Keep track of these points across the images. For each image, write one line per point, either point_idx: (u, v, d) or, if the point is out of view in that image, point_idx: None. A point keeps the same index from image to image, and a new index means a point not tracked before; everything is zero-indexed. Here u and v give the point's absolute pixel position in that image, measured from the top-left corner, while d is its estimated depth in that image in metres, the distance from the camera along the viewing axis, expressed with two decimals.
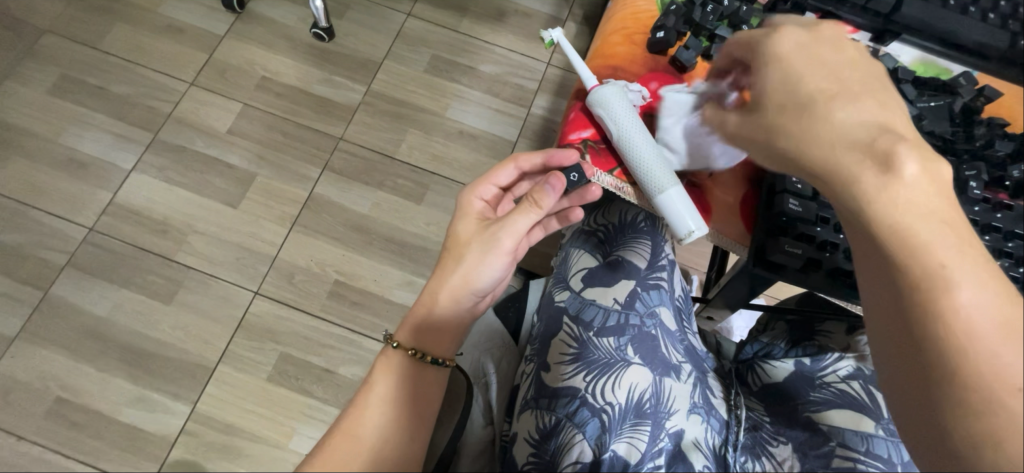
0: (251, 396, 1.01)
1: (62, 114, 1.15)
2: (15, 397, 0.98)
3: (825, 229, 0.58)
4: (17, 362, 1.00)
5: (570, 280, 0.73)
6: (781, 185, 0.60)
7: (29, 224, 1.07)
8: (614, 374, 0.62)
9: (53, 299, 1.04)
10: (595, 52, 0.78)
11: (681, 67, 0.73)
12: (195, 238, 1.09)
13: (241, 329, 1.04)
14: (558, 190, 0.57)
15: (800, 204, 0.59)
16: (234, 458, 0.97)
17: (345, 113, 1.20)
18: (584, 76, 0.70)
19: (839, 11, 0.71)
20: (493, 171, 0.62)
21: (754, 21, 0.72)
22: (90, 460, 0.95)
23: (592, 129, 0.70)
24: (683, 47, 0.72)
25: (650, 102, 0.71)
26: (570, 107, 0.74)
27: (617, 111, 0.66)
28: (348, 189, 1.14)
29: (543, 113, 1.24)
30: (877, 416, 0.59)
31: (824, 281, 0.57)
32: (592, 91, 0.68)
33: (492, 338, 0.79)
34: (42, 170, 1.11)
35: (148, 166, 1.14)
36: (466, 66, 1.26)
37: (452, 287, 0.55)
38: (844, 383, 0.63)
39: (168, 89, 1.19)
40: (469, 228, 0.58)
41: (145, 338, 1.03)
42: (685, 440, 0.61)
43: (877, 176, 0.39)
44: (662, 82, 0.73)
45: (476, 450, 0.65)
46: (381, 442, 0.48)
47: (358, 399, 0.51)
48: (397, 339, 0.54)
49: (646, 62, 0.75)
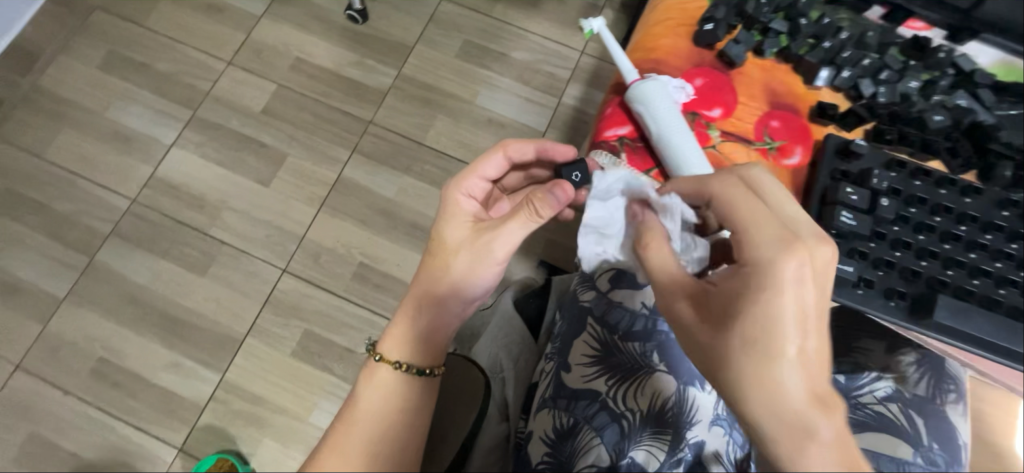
0: (276, 370, 1.05)
1: (109, 89, 1.20)
2: (62, 354, 1.05)
3: (880, 246, 0.57)
4: (65, 322, 1.06)
5: (597, 279, 0.71)
6: (833, 196, 0.58)
7: (78, 193, 1.14)
8: (638, 381, 0.62)
9: (98, 265, 1.10)
10: (635, 43, 0.73)
11: (729, 62, 0.69)
12: (228, 214, 1.13)
13: (268, 304, 1.08)
14: (563, 202, 0.55)
15: (854, 217, 0.57)
16: (259, 426, 1.02)
17: (376, 97, 1.21)
18: (625, 68, 0.68)
19: (911, 6, 0.66)
20: (481, 164, 0.60)
21: (813, 15, 0.68)
22: (128, 418, 1.02)
23: (630, 126, 0.69)
24: (734, 41, 0.68)
25: (694, 100, 0.67)
26: (606, 102, 0.72)
27: (659, 110, 0.64)
28: (376, 172, 1.16)
29: (574, 103, 1.21)
30: (914, 442, 0.58)
31: (880, 301, 0.55)
32: (633, 86, 0.66)
33: (512, 334, 0.84)
34: (91, 142, 1.17)
35: (187, 142, 1.18)
36: (498, 52, 1.24)
37: (437, 297, 0.57)
38: (881, 405, 0.61)
39: (207, 67, 1.22)
40: (458, 233, 0.57)
41: (180, 307, 1.08)
42: (707, 452, 0.58)
43: (799, 412, 0.43)
44: (709, 78, 0.68)
45: (490, 444, 0.67)
46: (369, 454, 0.51)
47: (347, 414, 0.54)
48: (380, 352, 0.56)
49: (692, 55, 0.70)
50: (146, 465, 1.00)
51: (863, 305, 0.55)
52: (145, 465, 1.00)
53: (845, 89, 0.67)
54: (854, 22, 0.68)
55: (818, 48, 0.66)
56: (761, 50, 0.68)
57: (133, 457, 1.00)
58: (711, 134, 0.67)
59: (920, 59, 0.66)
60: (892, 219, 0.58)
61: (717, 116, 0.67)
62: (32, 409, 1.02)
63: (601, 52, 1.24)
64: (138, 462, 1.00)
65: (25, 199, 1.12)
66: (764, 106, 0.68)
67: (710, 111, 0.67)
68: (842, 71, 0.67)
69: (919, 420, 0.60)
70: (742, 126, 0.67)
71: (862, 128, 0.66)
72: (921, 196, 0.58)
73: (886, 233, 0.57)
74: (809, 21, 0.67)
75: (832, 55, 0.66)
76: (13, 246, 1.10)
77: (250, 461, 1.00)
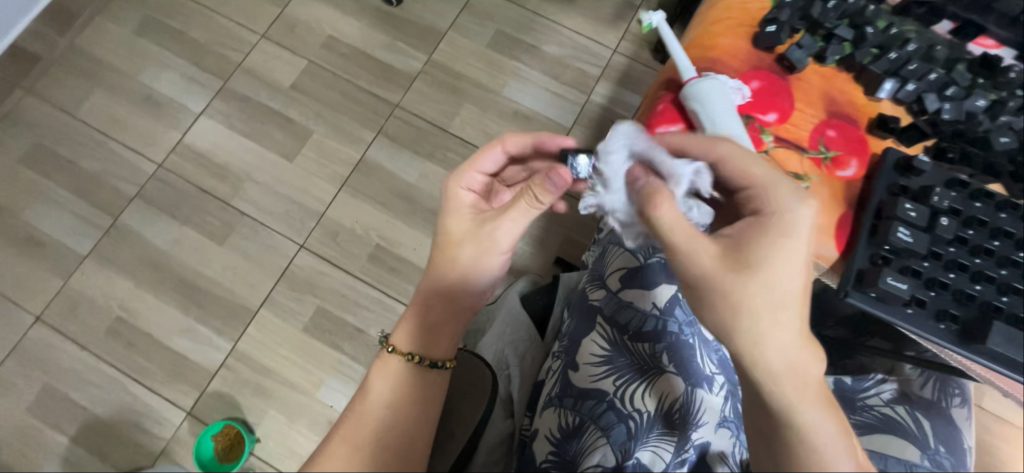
0: (287, 344, 1.06)
1: (143, 53, 1.22)
2: (81, 310, 1.07)
3: (934, 266, 0.53)
4: (86, 279, 1.09)
5: (608, 278, 0.71)
6: (891, 211, 0.54)
7: (107, 154, 1.16)
8: (647, 381, 0.62)
9: (121, 226, 1.12)
10: (688, 42, 0.66)
11: (788, 67, 0.62)
12: (251, 186, 1.14)
13: (284, 278, 1.10)
14: (560, 188, 0.52)
15: (912, 234, 0.53)
16: (266, 397, 1.04)
17: (404, 81, 1.20)
18: (682, 66, 0.62)
19: (982, 21, 0.61)
20: (479, 157, 0.60)
21: (881, 23, 0.61)
22: (141, 377, 1.04)
23: (681, 124, 0.62)
24: (795, 45, 0.62)
25: (750, 104, 0.61)
26: (657, 98, 0.64)
27: (717, 110, 0.58)
28: (398, 156, 1.16)
29: (603, 101, 1.20)
30: (922, 445, 0.62)
31: (930, 324, 0.51)
32: (690, 83, 0.60)
33: (518, 330, 0.83)
34: (122, 105, 1.19)
35: (215, 111, 1.19)
36: (529, 44, 1.23)
37: (445, 288, 0.58)
38: (888, 407, 0.66)
39: (240, 38, 1.23)
40: (460, 226, 0.57)
41: (197, 274, 1.10)
42: (711, 451, 0.59)
43: (799, 357, 0.49)
44: (766, 82, 0.62)
45: (495, 440, 0.68)
46: (377, 445, 0.52)
47: (358, 405, 0.55)
48: (392, 343, 0.57)
49: (750, 57, 0.63)
50: (154, 426, 1.02)
51: (909, 325, 0.51)
52: (154, 425, 1.02)
53: (908, 102, 0.61)
54: (922, 34, 0.61)
55: (882, 59, 0.60)
56: (823, 57, 0.62)
57: (143, 416, 1.02)
58: (765, 139, 0.61)
59: (989, 77, 0.60)
60: (951, 239, 0.53)
61: (772, 121, 0.62)
62: (49, 362, 1.04)
63: (634, 52, 1.23)
64: (148, 421, 1.02)
65: (55, 156, 1.15)
66: (821, 114, 0.62)
67: (765, 116, 0.62)
68: (907, 84, 0.60)
69: (926, 422, 0.64)
70: (798, 133, 0.61)
71: (922, 144, 0.61)
72: (980, 217, 0.54)
73: (943, 253, 0.53)
74: (876, 30, 0.60)
75: (898, 66, 0.60)
76: (40, 201, 1.12)
77: (255, 431, 1.02)
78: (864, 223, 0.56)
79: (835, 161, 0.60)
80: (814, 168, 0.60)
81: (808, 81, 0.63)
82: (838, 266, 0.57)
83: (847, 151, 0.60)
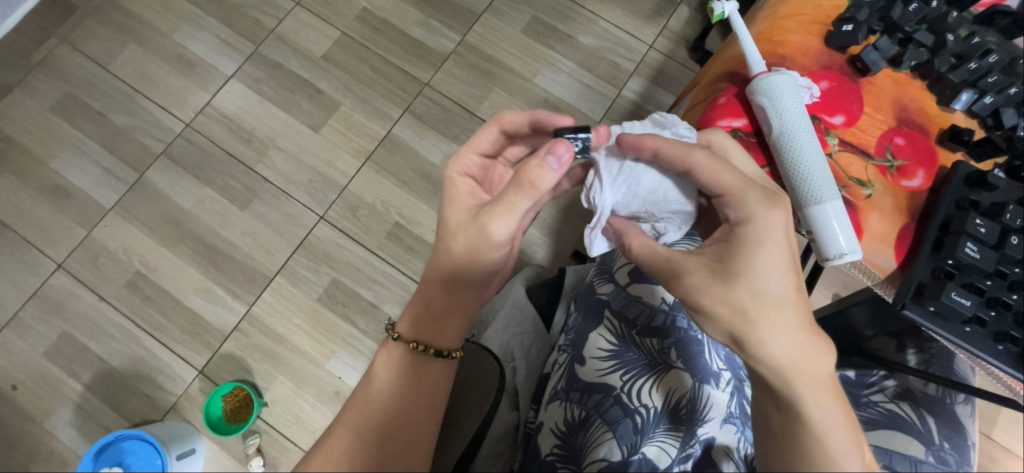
0: (300, 313, 1.07)
1: (179, 12, 1.22)
2: (101, 262, 1.08)
3: (997, 285, 0.50)
4: (108, 231, 1.10)
5: (616, 273, 0.69)
6: (958, 225, 0.51)
7: (137, 110, 1.16)
8: (656, 375, 0.60)
9: (146, 183, 1.13)
10: (755, 36, 0.63)
11: (861, 69, 0.60)
12: (275, 153, 1.14)
13: (302, 248, 1.10)
14: (563, 164, 0.48)
15: (980, 250, 0.50)
16: (276, 364, 1.05)
17: (435, 60, 1.19)
18: (752, 59, 0.58)
19: None
20: (476, 138, 0.56)
21: (962, 33, 0.59)
22: (156, 333, 1.06)
23: (745, 120, 0.58)
24: (872, 46, 0.59)
25: (818, 104, 0.58)
26: (718, 90, 0.61)
27: (788, 107, 0.54)
28: (424, 135, 1.15)
29: (634, 97, 1.18)
30: (927, 441, 0.55)
31: (989, 344, 0.49)
32: (759, 77, 0.56)
33: (524, 323, 0.81)
34: (154, 62, 1.19)
35: (246, 76, 1.18)
36: (564, 33, 1.21)
37: (447, 279, 0.54)
38: (892, 403, 0.59)
39: (275, 5, 1.22)
40: (457, 216, 0.54)
41: (217, 236, 1.10)
42: (716, 446, 0.57)
43: (804, 354, 0.46)
44: (836, 82, 0.59)
45: (499, 433, 0.66)
46: (381, 434, 0.50)
47: (361, 392, 0.53)
48: (397, 331, 0.55)
49: (821, 56, 0.60)
50: (166, 381, 1.03)
51: (966, 344, 0.49)
52: (165, 380, 1.03)
53: (982, 116, 0.59)
54: (1002, 46, 0.59)
55: (962, 68, 0.58)
56: (899, 61, 0.59)
57: (156, 371, 1.04)
58: (830, 142, 0.57)
59: None
60: (1019, 259, 0.50)
61: (838, 123, 0.58)
62: (67, 310, 1.06)
63: (670, 49, 1.21)
64: (161, 377, 1.04)
65: (86, 107, 1.15)
66: (890, 120, 0.59)
67: (831, 118, 0.58)
68: (984, 96, 0.58)
69: (931, 419, 0.57)
70: (864, 138, 0.58)
71: (992, 160, 0.57)
72: None
73: (1008, 272, 0.50)
74: (956, 37, 0.58)
75: (977, 76, 0.57)
76: (68, 150, 1.13)
77: (263, 395, 1.03)
78: (927, 235, 0.53)
79: (901, 170, 0.57)
80: (878, 174, 0.56)
81: (881, 86, 0.60)
82: (895, 278, 0.54)
83: (915, 160, 0.57)
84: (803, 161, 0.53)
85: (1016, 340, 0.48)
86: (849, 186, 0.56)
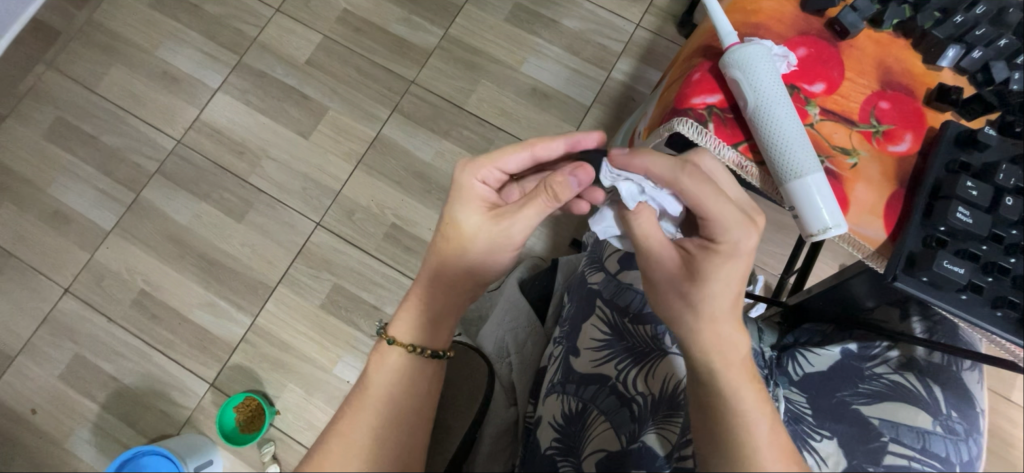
0: (304, 319, 1.07)
1: (160, 28, 1.21)
2: (106, 283, 1.09)
3: (994, 249, 0.48)
4: (110, 253, 1.11)
5: (606, 261, 0.68)
6: (950, 189, 0.49)
7: (127, 130, 1.16)
8: (649, 364, 0.59)
9: (142, 202, 1.13)
10: (728, 6, 0.61)
11: (840, 33, 0.58)
12: (268, 163, 1.14)
13: (301, 255, 1.10)
14: (583, 184, 0.51)
15: (972, 214, 0.48)
16: (284, 372, 1.05)
17: (420, 57, 1.18)
18: (723, 31, 0.56)
19: None
20: (501, 154, 0.54)
21: None
22: (164, 349, 1.07)
23: (720, 95, 0.56)
24: (850, 7, 0.57)
25: (797, 72, 0.56)
26: (692, 66, 0.59)
27: (762, 77, 0.52)
28: (414, 133, 1.14)
29: (624, 78, 1.16)
30: (934, 412, 0.54)
31: (988, 313, 0.47)
32: (732, 49, 0.54)
33: (518, 317, 0.80)
34: (140, 80, 1.19)
35: (232, 87, 1.18)
36: (549, 19, 1.19)
37: (449, 281, 0.53)
38: (897, 374, 0.57)
39: (255, 13, 1.21)
40: (475, 223, 0.52)
41: (217, 249, 1.11)
42: None
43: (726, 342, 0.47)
44: (814, 48, 0.57)
45: (497, 429, 0.66)
46: (382, 440, 0.48)
47: (356, 399, 0.50)
48: (391, 335, 0.52)
49: (797, 22, 0.59)
50: (179, 396, 1.04)
51: (964, 313, 0.47)
52: (178, 395, 1.05)
53: (972, 72, 0.57)
54: None
55: (947, 22, 0.55)
56: (880, 21, 0.58)
57: (168, 386, 1.05)
58: (810, 111, 0.55)
59: None
60: (1016, 221, 0.48)
61: (819, 91, 0.56)
62: (78, 333, 1.07)
63: (658, 27, 1.18)
64: (173, 392, 1.05)
65: (78, 130, 1.16)
66: (874, 84, 0.57)
67: (811, 86, 0.56)
68: (972, 51, 0.56)
69: (937, 388, 0.56)
70: (848, 105, 0.56)
71: (985, 118, 0.55)
72: None
73: (1004, 236, 0.48)
74: None
75: (964, 31, 0.55)
76: (64, 175, 1.14)
77: (275, 404, 1.03)
78: (917, 202, 0.51)
79: (887, 135, 0.55)
80: (864, 142, 0.55)
81: (862, 47, 0.58)
82: (885, 249, 0.52)
83: (902, 124, 0.55)
84: (780, 131, 0.52)
85: (1014, 305, 0.46)
86: (833, 156, 0.54)
